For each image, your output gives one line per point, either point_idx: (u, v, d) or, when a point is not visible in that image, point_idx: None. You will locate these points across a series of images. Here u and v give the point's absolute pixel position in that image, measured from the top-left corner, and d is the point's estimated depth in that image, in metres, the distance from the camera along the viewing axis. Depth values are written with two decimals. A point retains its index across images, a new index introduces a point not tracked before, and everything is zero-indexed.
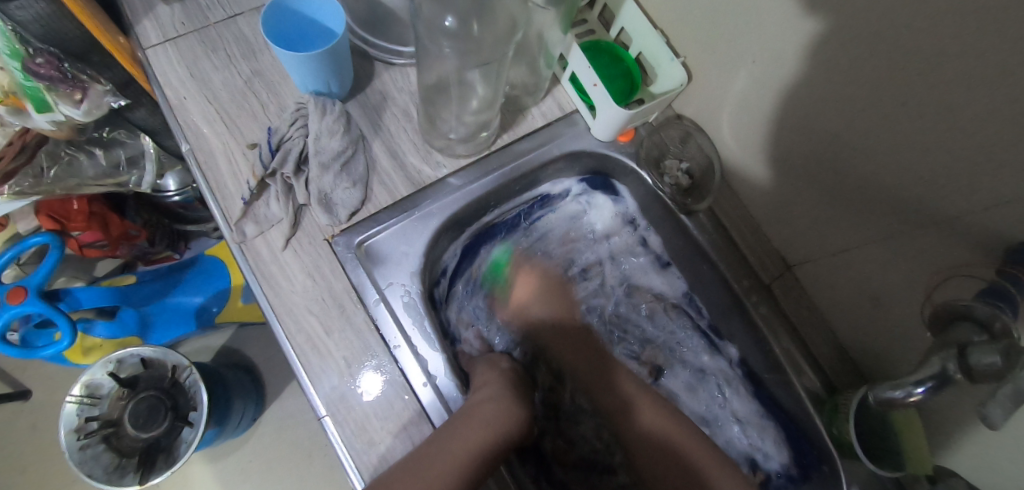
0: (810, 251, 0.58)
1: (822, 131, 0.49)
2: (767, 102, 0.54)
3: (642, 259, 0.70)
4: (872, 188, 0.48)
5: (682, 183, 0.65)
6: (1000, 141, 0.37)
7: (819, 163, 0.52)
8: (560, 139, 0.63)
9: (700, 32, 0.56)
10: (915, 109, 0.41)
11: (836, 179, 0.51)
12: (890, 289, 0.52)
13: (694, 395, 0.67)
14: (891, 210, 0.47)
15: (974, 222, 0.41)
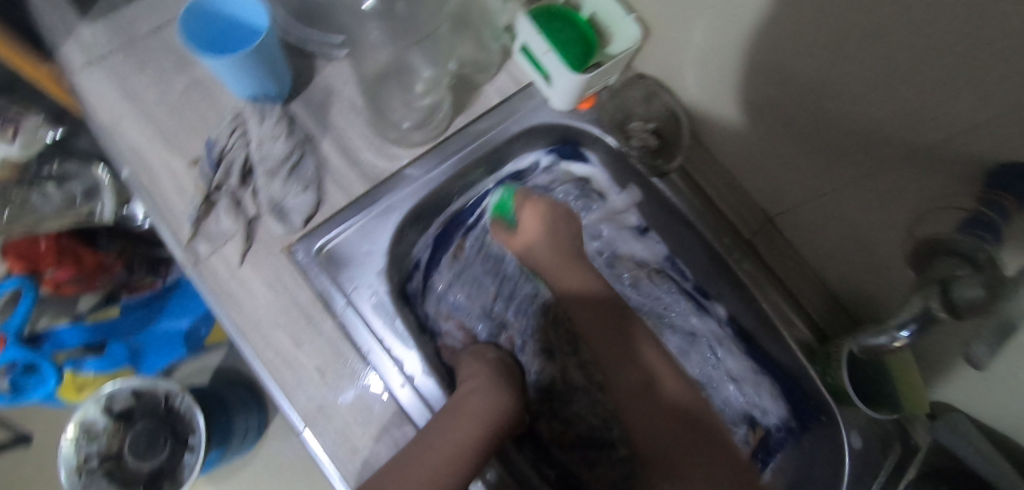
0: (790, 197, 0.56)
1: (790, 71, 0.46)
2: (729, 48, 0.50)
3: (622, 226, 0.69)
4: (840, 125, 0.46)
5: (649, 145, 0.62)
6: (965, 61, 0.34)
7: (790, 105, 0.49)
8: (518, 113, 0.61)
9: None
10: (870, 39, 0.38)
11: (804, 121, 0.48)
12: (873, 228, 0.50)
13: (687, 359, 0.66)
14: (868, 146, 0.45)
15: (949, 149, 0.39)
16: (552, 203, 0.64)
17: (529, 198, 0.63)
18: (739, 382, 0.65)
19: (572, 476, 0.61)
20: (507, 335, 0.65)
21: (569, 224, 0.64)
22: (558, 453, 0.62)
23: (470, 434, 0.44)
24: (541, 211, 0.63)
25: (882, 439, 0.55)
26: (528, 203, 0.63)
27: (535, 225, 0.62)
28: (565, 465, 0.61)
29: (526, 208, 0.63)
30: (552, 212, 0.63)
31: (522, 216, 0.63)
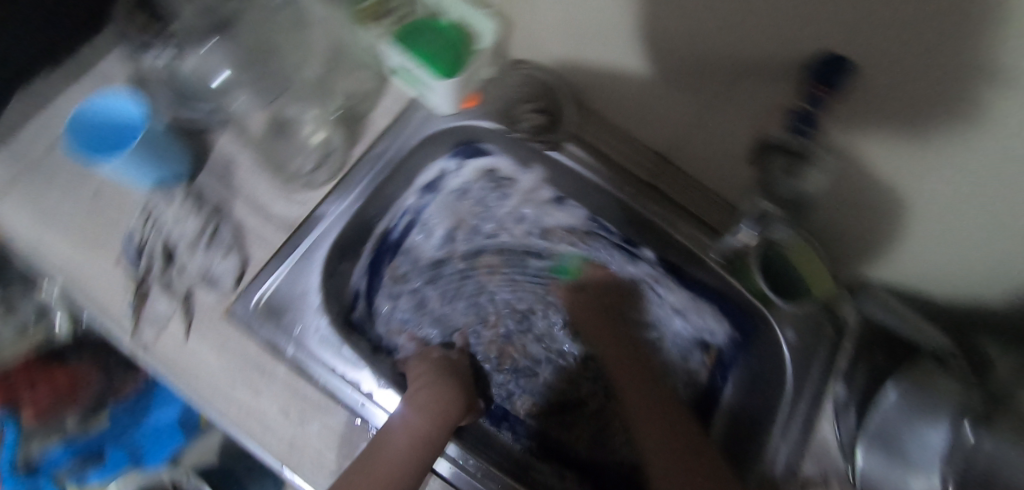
0: (674, 133, 0.62)
1: (630, 23, 0.51)
2: (579, 16, 0.55)
3: (541, 202, 0.73)
4: (672, 64, 0.52)
5: (537, 125, 0.66)
6: None
7: (645, 53, 0.54)
8: (410, 128, 0.64)
9: None
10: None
11: (647, 66, 0.54)
12: (742, 139, 0.55)
13: (634, 304, 0.74)
14: (713, 71, 0.50)
15: (781, 54, 0.43)
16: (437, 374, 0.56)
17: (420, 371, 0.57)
18: (681, 313, 0.72)
19: (550, 439, 0.66)
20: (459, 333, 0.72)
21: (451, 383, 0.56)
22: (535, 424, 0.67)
23: (431, 426, 0.50)
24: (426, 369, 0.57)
25: (812, 328, 0.61)
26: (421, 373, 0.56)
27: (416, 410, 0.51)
28: (545, 431, 0.67)
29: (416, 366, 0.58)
30: (454, 371, 0.59)
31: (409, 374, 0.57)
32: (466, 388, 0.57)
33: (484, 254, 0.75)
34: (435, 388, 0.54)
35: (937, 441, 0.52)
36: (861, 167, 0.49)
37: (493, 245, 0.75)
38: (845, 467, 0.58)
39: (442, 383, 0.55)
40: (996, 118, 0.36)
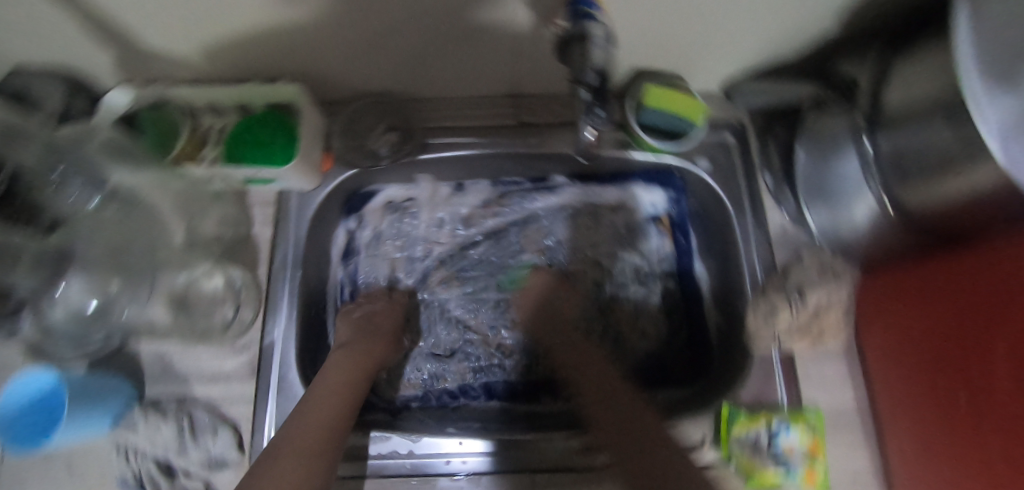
0: (496, 77, 0.67)
1: (388, 20, 0.56)
2: (348, 40, 0.59)
3: (447, 198, 0.77)
4: (444, 29, 0.57)
5: (393, 142, 0.70)
6: None
7: (416, 34, 0.58)
8: (292, 220, 0.69)
9: (262, 49, 0.61)
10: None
11: (426, 43, 0.60)
12: (541, 51, 0.61)
13: (577, 223, 0.76)
14: (475, 16, 0.55)
15: None
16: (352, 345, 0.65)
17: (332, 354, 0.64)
18: (619, 208, 0.76)
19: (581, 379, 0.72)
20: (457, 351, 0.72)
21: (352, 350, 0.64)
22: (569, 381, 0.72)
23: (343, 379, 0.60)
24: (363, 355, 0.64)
25: (714, 152, 0.70)
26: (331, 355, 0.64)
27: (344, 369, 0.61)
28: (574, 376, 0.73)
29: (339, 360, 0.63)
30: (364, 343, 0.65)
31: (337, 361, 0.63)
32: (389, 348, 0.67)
33: (434, 268, 0.76)
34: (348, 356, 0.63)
35: (854, 167, 0.57)
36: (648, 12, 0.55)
37: (433, 258, 0.76)
38: (815, 234, 0.65)
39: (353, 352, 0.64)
40: None
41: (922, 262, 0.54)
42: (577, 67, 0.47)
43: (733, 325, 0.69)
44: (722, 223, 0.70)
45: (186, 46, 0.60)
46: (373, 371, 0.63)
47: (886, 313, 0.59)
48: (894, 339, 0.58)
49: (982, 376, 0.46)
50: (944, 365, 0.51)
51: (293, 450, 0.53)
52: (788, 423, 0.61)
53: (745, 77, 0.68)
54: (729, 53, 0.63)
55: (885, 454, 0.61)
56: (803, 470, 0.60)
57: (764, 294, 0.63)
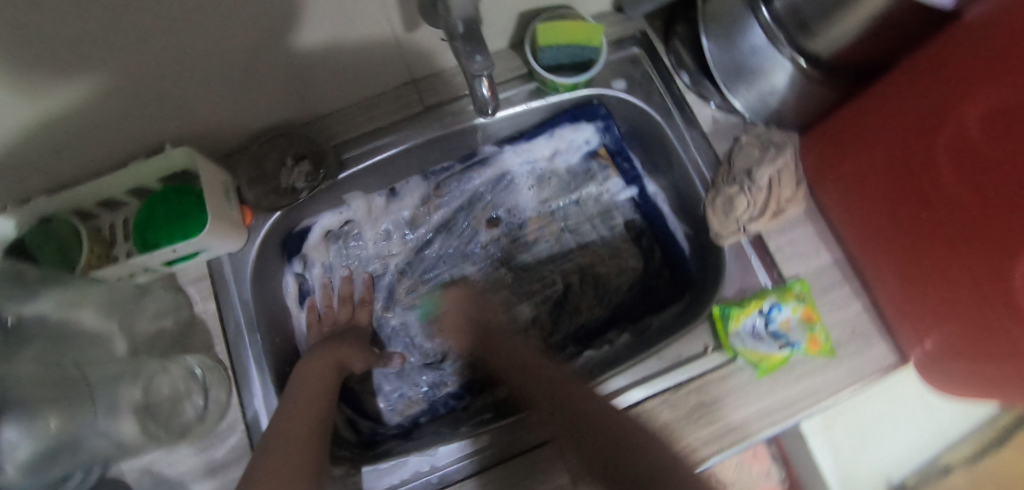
0: (385, 73, 0.63)
1: (248, 54, 0.51)
2: (218, 86, 0.55)
3: (383, 208, 0.74)
4: (310, 46, 0.54)
5: (308, 173, 0.65)
6: None
7: (285, 58, 0.54)
8: (234, 288, 0.65)
9: (130, 124, 0.56)
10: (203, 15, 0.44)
11: (298, 62, 0.55)
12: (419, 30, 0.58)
13: (517, 188, 0.76)
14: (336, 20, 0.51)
15: None
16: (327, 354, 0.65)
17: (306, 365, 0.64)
18: (554, 159, 0.76)
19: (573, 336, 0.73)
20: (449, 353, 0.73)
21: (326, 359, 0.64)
22: (565, 339, 0.73)
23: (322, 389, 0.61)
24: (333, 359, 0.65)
25: (626, 70, 0.68)
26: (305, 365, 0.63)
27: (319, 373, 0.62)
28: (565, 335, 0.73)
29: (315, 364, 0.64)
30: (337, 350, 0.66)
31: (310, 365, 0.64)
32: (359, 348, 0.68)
33: (397, 281, 0.76)
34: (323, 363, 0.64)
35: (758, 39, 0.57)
36: None
37: (393, 271, 0.76)
38: (748, 114, 0.65)
39: (325, 360, 0.64)
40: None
41: (854, 110, 0.56)
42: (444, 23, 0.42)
43: (700, 227, 0.69)
44: (658, 135, 0.69)
45: (45, 153, 0.55)
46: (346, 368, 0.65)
47: (828, 171, 0.61)
48: (850, 193, 0.60)
49: (934, 188, 0.50)
50: (894, 198, 0.55)
51: (293, 446, 0.53)
52: (778, 300, 0.60)
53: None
54: None
55: (875, 295, 0.62)
56: (806, 340, 0.60)
57: (717, 189, 0.64)
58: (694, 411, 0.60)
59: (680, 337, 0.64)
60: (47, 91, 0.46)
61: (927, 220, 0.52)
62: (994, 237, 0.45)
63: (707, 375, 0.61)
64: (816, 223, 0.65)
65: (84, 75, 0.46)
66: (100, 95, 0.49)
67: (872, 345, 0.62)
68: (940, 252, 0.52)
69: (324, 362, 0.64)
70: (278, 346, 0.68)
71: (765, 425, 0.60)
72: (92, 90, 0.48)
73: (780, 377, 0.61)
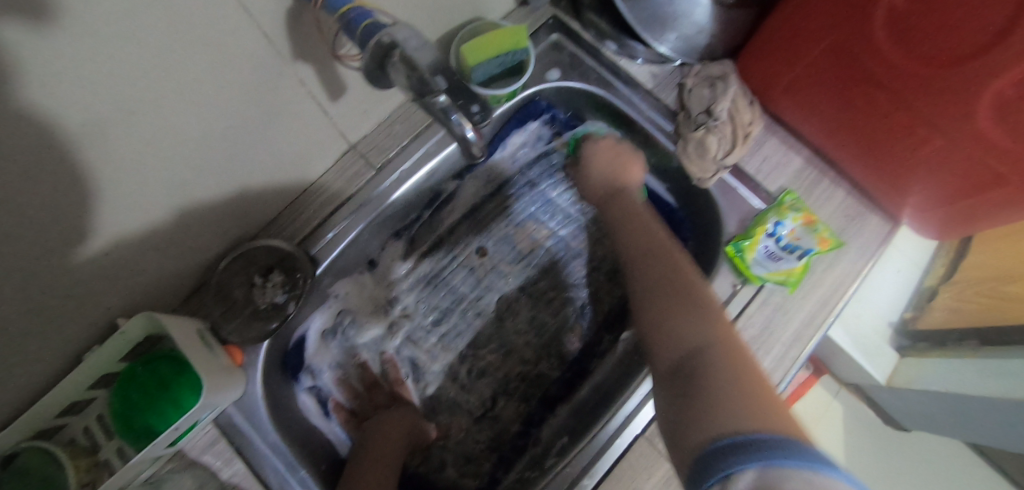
0: (325, 146, 0.60)
1: (177, 157, 0.47)
2: (156, 211, 0.50)
3: (367, 286, 0.70)
4: (232, 133, 0.50)
5: (284, 284, 0.60)
6: (154, 42, 0.39)
7: (217, 149, 0.50)
8: (254, 432, 0.58)
9: (78, 295, 0.50)
10: (120, 122, 0.41)
11: (231, 152, 0.52)
12: (349, 87, 0.56)
13: (489, 212, 0.75)
14: (259, 91, 0.49)
15: (249, 27, 0.44)
16: (372, 446, 0.60)
17: (355, 464, 0.58)
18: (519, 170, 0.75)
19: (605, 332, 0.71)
20: (497, 401, 0.70)
21: (377, 451, 0.60)
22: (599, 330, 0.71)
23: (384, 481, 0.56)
24: (385, 444, 0.60)
25: (552, 58, 0.69)
26: (352, 466, 0.58)
27: (375, 467, 0.57)
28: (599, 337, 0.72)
29: (365, 458, 0.59)
30: (384, 439, 0.61)
31: (361, 461, 0.58)
32: (404, 427, 0.63)
33: (412, 354, 0.72)
34: (379, 454, 0.59)
35: None
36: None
37: (403, 345, 0.72)
38: (680, 60, 0.67)
39: (376, 450, 0.60)
40: (221, 49, 0.43)
41: (773, 25, 0.60)
42: (414, 81, 0.38)
43: (678, 177, 0.70)
44: (605, 106, 0.70)
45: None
46: (399, 449, 0.61)
47: (775, 82, 0.64)
48: (803, 99, 0.63)
49: (873, 60, 0.54)
50: (843, 87, 0.58)
51: None
52: (778, 217, 0.62)
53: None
54: None
55: (851, 176, 0.66)
56: (817, 242, 0.61)
57: (685, 137, 0.65)
58: (752, 346, 0.60)
59: (709, 284, 0.64)
60: None
61: (882, 93, 0.55)
62: (936, 77, 0.50)
63: (748, 308, 0.62)
64: (777, 135, 0.68)
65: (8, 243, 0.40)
66: (41, 265, 0.44)
67: (867, 221, 0.66)
68: (904, 116, 0.55)
69: (385, 450, 0.60)
70: (325, 473, 0.61)
71: (815, 330, 0.61)
72: (22, 259, 0.42)
73: (807, 283, 0.63)
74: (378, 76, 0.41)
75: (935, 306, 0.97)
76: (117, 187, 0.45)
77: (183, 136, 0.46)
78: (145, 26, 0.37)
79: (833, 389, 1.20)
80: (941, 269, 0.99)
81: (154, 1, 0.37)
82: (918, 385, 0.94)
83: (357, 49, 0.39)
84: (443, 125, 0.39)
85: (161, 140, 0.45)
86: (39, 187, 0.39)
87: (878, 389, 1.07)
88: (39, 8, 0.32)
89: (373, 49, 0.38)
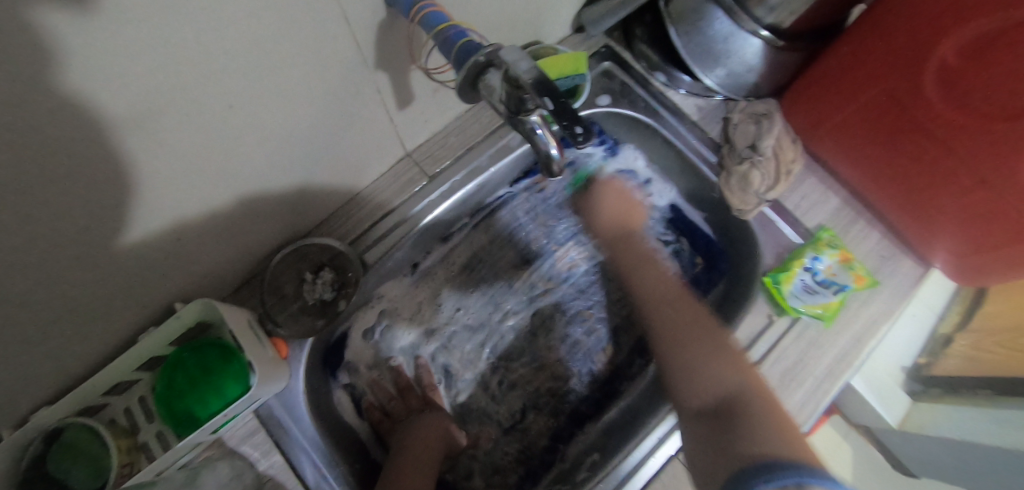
0: (384, 151, 0.63)
1: (260, 152, 0.49)
2: (230, 203, 0.52)
3: (410, 290, 0.71)
4: (310, 134, 0.52)
5: (333, 282, 0.62)
6: (268, 46, 0.41)
7: (293, 147, 0.52)
8: (294, 426, 0.58)
9: (146, 276, 0.51)
10: (221, 117, 0.43)
11: (304, 151, 0.54)
12: (416, 98, 0.59)
13: (531, 227, 0.77)
14: (340, 97, 0.51)
15: (348, 38, 0.46)
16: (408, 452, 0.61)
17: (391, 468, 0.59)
18: (566, 188, 0.77)
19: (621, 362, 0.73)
20: (527, 415, 0.71)
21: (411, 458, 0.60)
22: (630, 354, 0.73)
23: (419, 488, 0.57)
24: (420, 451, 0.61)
25: (603, 85, 0.72)
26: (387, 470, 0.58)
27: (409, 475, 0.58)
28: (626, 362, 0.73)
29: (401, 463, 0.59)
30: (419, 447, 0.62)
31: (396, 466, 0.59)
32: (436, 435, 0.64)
33: (446, 361, 0.73)
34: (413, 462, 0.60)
35: (726, 26, 0.62)
36: (484, 10, 0.56)
37: (438, 351, 0.73)
38: (725, 95, 0.71)
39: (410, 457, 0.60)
40: (319, 56, 0.45)
41: (822, 70, 0.63)
42: (508, 100, 0.41)
43: (717, 207, 0.72)
44: (650, 134, 0.73)
45: (54, 342, 0.48)
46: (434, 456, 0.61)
47: (819, 124, 0.67)
48: (846, 141, 0.65)
49: (923, 112, 0.56)
50: (889, 133, 0.61)
51: None
52: (815, 253, 0.64)
53: (585, 4, 0.70)
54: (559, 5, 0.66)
55: (887, 219, 0.69)
56: (853, 279, 0.64)
57: (727, 169, 0.68)
58: (785, 377, 0.61)
59: (743, 313, 0.66)
60: (70, 252, 0.42)
61: (927, 142, 0.58)
62: (984, 131, 0.52)
63: (782, 340, 0.63)
64: (815, 174, 0.71)
65: (97, 220, 0.42)
66: (124, 245, 0.46)
67: (901, 263, 0.68)
68: (947, 166, 0.58)
69: (420, 452, 0.61)
70: (359, 472, 0.61)
71: (848, 366, 0.62)
72: (104, 237, 0.44)
73: (842, 318, 0.64)
74: (472, 91, 0.44)
75: (949, 353, 0.98)
76: (202, 176, 0.47)
77: (267, 135, 0.48)
78: (256, 33, 0.39)
79: (841, 428, 1.21)
80: (956, 316, 0.98)
81: (275, 11, 0.39)
82: (930, 431, 0.95)
83: (454, 67, 0.43)
84: (530, 141, 0.43)
85: (250, 138, 0.47)
86: (139, 169, 0.41)
87: (890, 434, 1.07)
88: (187, 13, 0.34)
89: (471, 67, 0.42)
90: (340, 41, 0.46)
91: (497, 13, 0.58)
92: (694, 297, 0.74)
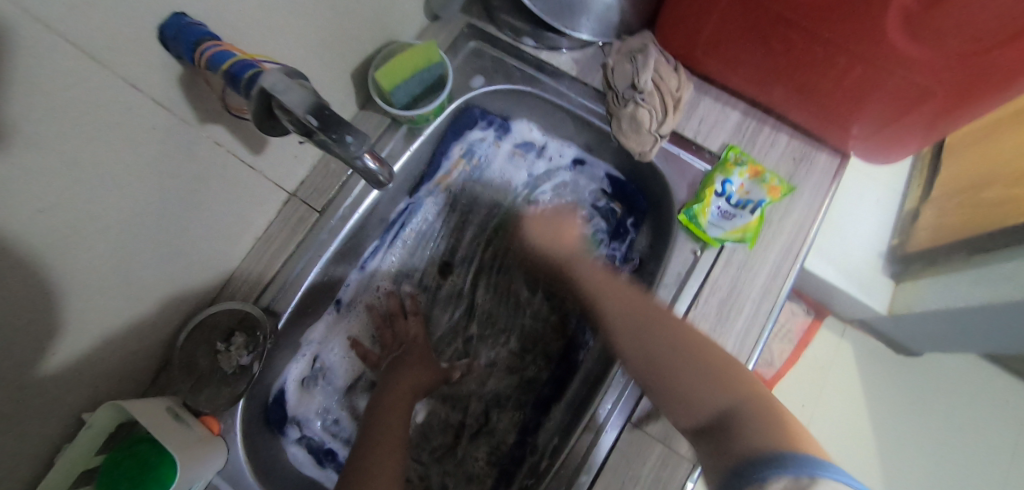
0: (261, 199, 0.60)
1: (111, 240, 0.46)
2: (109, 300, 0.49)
3: (337, 326, 0.69)
4: (166, 205, 0.50)
5: (247, 344, 0.59)
6: (67, 134, 0.38)
7: (151, 225, 0.49)
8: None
9: None
10: (48, 220, 0.40)
11: (166, 224, 0.51)
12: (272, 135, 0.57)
13: (449, 226, 0.75)
14: (181, 159, 0.49)
15: (158, 100, 0.44)
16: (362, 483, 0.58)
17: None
18: (469, 179, 0.74)
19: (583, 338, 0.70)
20: (488, 416, 0.69)
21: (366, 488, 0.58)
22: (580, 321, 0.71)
23: None
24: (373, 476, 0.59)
25: (474, 66, 0.69)
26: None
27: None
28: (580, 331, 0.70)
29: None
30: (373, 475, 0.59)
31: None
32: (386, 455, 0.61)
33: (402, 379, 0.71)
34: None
35: None
36: (309, 29, 0.53)
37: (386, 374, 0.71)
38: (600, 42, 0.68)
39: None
40: (133, 126, 0.43)
41: None
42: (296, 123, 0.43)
43: (622, 155, 0.70)
44: (535, 102, 0.70)
45: None
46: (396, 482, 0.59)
47: (693, 45, 0.64)
48: (726, 53, 0.63)
49: (778, 3, 0.53)
50: (761, 33, 0.58)
51: None
52: (724, 175, 0.62)
53: None
54: (398, 1, 0.64)
55: (790, 119, 0.66)
56: (767, 192, 0.62)
57: (618, 114, 0.64)
58: (722, 309, 0.60)
59: (669, 255, 0.63)
60: None
61: (794, 33, 0.55)
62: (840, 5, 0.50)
63: (712, 271, 0.61)
64: (709, 94, 0.68)
65: None
66: None
67: (815, 161, 0.66)
68: (821, 51, 0.55)
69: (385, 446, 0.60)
70: None
71: (784, 279, 0.60)
72: None
73: (766, 233, 0.62)
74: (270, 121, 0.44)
75: (919, 226, 0.93)
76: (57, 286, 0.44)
77: (114, 223, 0.45)
78: (49, 125, 0.37)
79: (837, 328, 1.11)
80: (918, 190, 0.96)
81: (58, 97, 0.37)
82: (919, 308, 0.87)
83: (246, 100, 0.41)
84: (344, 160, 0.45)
85: (91, 228, 0.44)
86: None
87: (877, 326, 1.04)
88: None
89: (256, 98, 0.41)
90: (150, 104, 0.43)
91: (326, 27, 0.56)
92: (624, 248, 0.72)
